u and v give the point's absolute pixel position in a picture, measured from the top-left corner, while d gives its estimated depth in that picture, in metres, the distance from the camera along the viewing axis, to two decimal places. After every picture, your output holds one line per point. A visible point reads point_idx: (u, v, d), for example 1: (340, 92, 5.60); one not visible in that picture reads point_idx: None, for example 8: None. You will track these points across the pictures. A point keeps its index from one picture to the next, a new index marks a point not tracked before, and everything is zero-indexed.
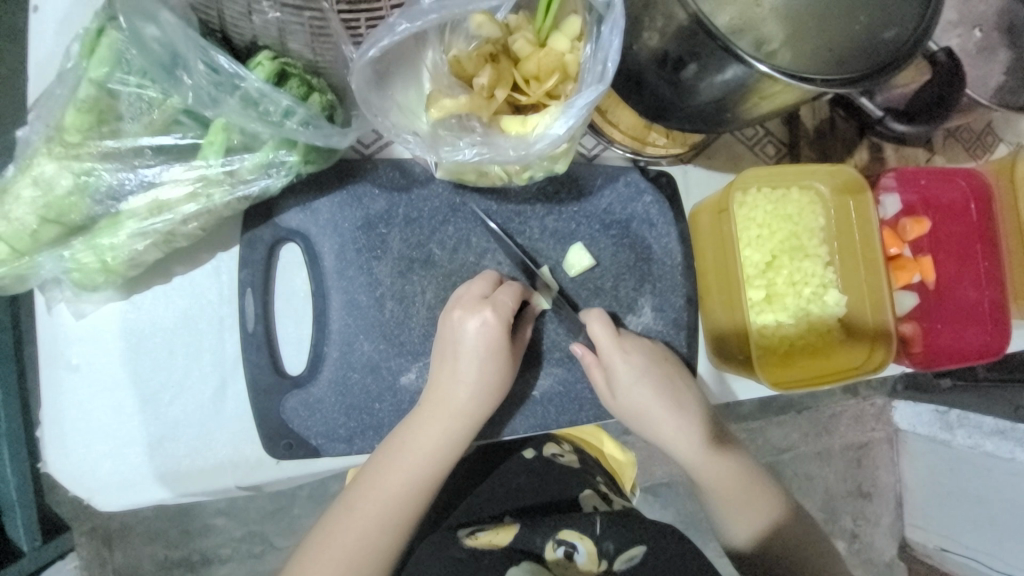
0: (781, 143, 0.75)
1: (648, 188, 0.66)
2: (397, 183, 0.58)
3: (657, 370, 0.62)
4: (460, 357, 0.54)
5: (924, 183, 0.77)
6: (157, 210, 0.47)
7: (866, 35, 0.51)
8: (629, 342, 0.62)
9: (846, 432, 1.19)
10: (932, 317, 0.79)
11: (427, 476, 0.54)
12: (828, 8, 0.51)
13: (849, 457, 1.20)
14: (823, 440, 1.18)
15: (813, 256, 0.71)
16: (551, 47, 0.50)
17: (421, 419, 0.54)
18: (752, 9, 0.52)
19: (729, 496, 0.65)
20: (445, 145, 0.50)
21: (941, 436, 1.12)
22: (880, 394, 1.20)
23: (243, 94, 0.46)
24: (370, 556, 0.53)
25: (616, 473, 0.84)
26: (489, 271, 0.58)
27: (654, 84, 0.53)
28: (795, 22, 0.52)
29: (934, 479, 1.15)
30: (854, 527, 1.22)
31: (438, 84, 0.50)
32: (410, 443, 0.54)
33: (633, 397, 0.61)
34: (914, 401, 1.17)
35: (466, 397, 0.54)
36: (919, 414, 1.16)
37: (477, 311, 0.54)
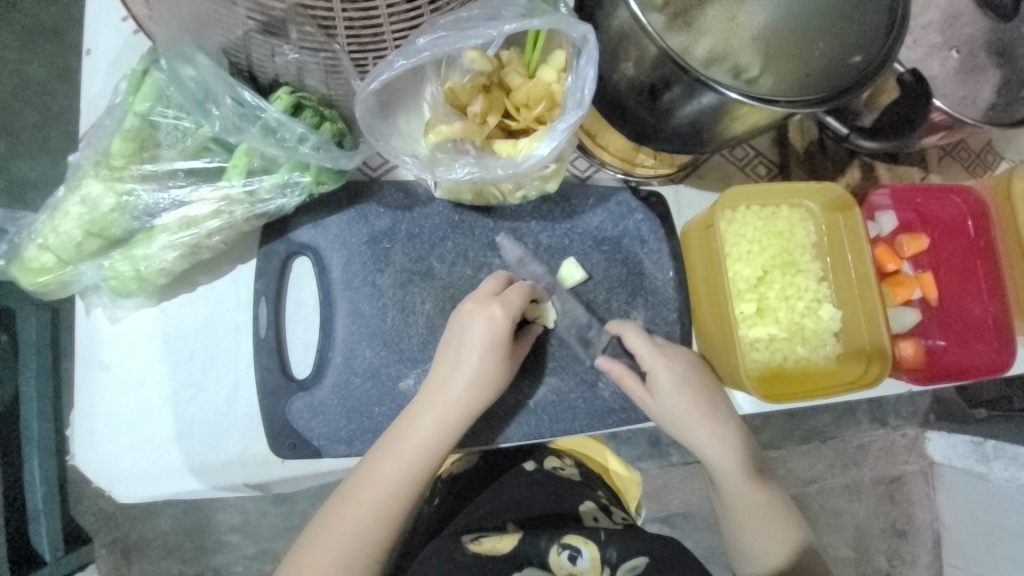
0: (772, 163, 0.78)
1: (638, 207, 0.70)
2: (401, 203, 0.63)
3: (695, 384, 0.64)
4: (464, 346, 0.58)
5: (919, 200, 0.78)
6: (186, 225, 0.53)
7: (834, 58, 0.54)
8: (670, 350, 0.64)
9: (876, 464, 1.16)
10: (936, 334, 0.78)
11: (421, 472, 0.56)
12: (797, 35, 0.55)
13: (880, 491, 1.16)
14: (851, 472, 1.15)
15: (805, 272, 0.73)
16: (539, 78, 0.55)
17: (421, 411, 0.56)
18: (728, 39, 0.56)
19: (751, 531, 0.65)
20: (441, 166, 0.55)
21: (977, 470, 1.09)
22: (911, 424, 1.17)
23: (263, 123, 0.52)
24: (364, 547, 0.54)
25: (621, 492, 0.85)
26: (500, 272, 0.62)
27: (634, 109, 0.57)
28: (769, 49, 0.56)
29: (972, 515, 1.11)
30: (890, 568, 1.17)
31: (436, 112, 0.56)
32: (409, 434, 0.56)
33: (673, 402, 0.63)
34: (949, 432, 1.13)
35: (463, 390, 0.57)
36: (954, 446, 1.12)
37: (487, 306, 0.58)
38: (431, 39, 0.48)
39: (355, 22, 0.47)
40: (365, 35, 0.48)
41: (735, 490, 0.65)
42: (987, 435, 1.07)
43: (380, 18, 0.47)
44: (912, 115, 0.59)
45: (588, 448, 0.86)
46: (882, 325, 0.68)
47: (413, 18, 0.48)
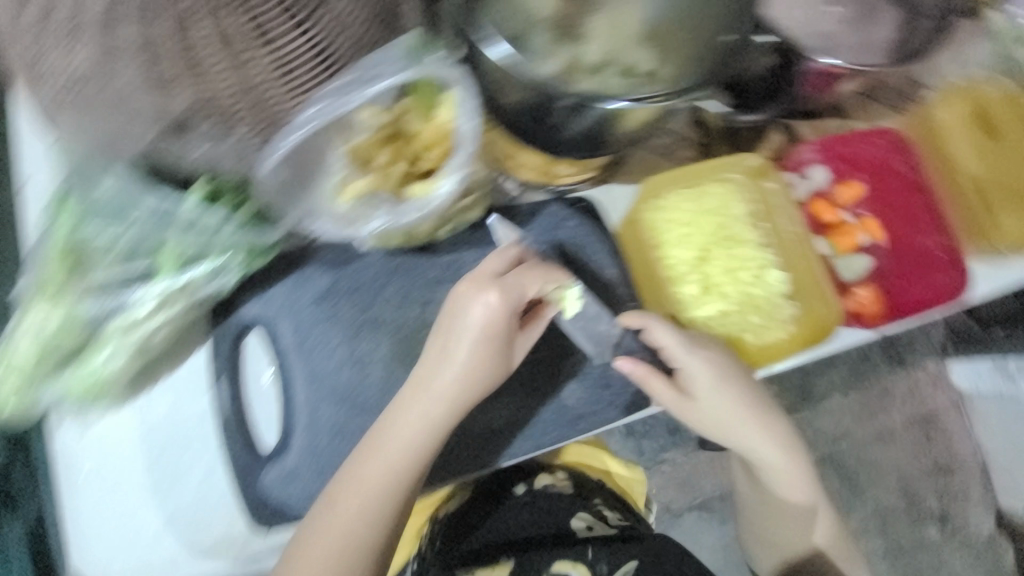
0: (694, 143, 0.80)
1: (570, 214, 0.72)
2: (337, 260, 0.65)
3: (782, 360, 0.72)
4: (456, 335, 0.59)
5: (841, 149, 0.80)
6: (129, 328, 0.56)
7: (705, 38, 0.57)
8: (799, 332, 0.68)
9: (903, 405, 1.21)
10: (892, 274, 0.77)
11: (403, 471, 0.58)
12: (666, 24, 0.58)
13: (914, 433, 1.20)
14: (877, 420, 1.20)
15: (744, 243, 0.74)
16: (435, 120, 0.58)
17: (404, 407, 0.58)
18: (605, 42, 0.59)
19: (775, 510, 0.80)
20: (363, 221, 0.58)
21: (1006, 389, 1.12)
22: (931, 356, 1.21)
23: (185, 216, 0.55)
24: (351, 545, 0.57)
25: (626, 492, 0.88)
26: (507, 248, 0.63)
27: (532, 128, 0.63)
28: (643, 43, 0.58)
29: (1010, 436, 1.15)
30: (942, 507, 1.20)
31: (345, 171, 0.58)
32: (394, 435, 0.58)
33: (725, 395, 0.69)
34: (969, 359, 1.18)
35: (453, 379, 0.59)
36: (977, 372, 1.17)
37: (482, 293, 0.59)
38: (319, 108, 0.51)
39: (252, 110, 0.52)
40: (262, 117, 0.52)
41: (773, 478, 0.77)
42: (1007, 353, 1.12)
43: (276, 98, 0.52)
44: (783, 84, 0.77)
45: (589, 456, 0.87)
46: (818, 272, 0.74)
47: (302, 92, 0.52)
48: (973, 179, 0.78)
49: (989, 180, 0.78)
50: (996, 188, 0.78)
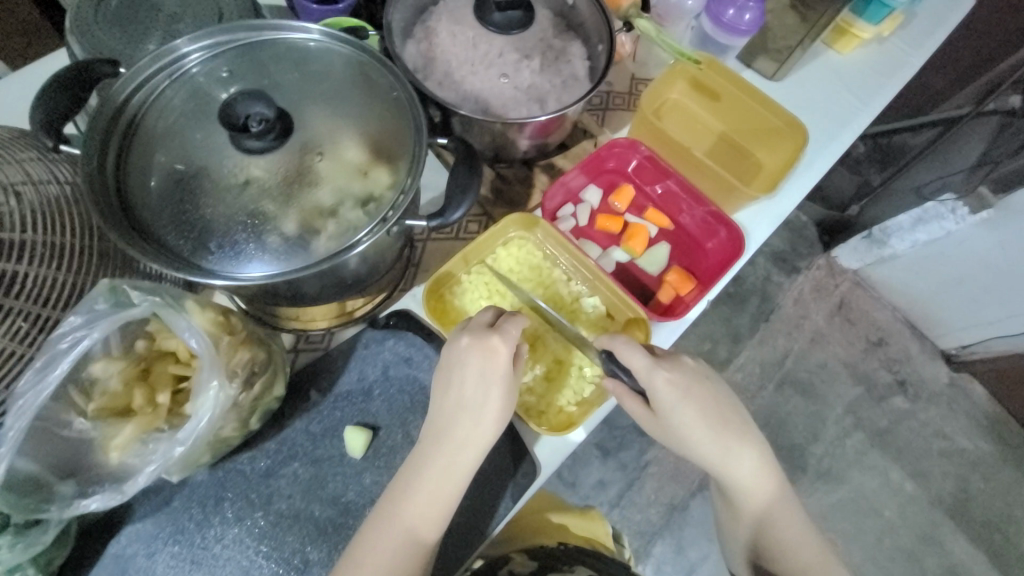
0: (476, 216, 0.85)
1: (385, 335, 0.73)
2: (155, 505, 0.62)
3: (700, 388, 0.69)
4: (465, 388, 0.62)
5: (602, 167, 0.89)
6: None
7: (371, 164, 0.64)
8: (672, 364, 0.68)
9: (818, 307, 1.58)
10: (686, 253, 0.86)
11: (388, 568, 0.59)
12: (327, 163, 0.63)
13: (837, 321, 1.58)
14: (803, 330, 1.56)
15: (551, 285, 0.79)
16: (173, 343, 0.56)
17: (410, 485, 0.61)
18: (289, 192, 0.61)
19: (753, 515, 0.75)
20: (130, 476, 0.54)
21: (885, 253, 1.45)
22: (784, 277, 1.59)
23: None
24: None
25: (587, 534, 0.99)
26: (491, 306, 0.68)
27: (282, 296, 0.64)
28: (321, 181, 0.62)
29: (932, 284, 1.42)
30: (895, 373, 1.55)
31: (99, 431, 0.54)
32: (376, 537, 0.60)
33: (677, 416, 0.69)
34: (844, 243, 1.55)
35: (477, 432, 0.62)
36: (856, 250, 1.53)
37: (486, 340, 0.63)
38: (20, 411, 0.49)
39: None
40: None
41: (744, 501, 0.74)
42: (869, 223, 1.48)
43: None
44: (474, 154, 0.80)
45: (545, 524, 0.99)
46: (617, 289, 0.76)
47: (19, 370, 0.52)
48: (722, 134, 0.95)
49: (734, 130, 0.95)
50: (743, 134, 0.94)
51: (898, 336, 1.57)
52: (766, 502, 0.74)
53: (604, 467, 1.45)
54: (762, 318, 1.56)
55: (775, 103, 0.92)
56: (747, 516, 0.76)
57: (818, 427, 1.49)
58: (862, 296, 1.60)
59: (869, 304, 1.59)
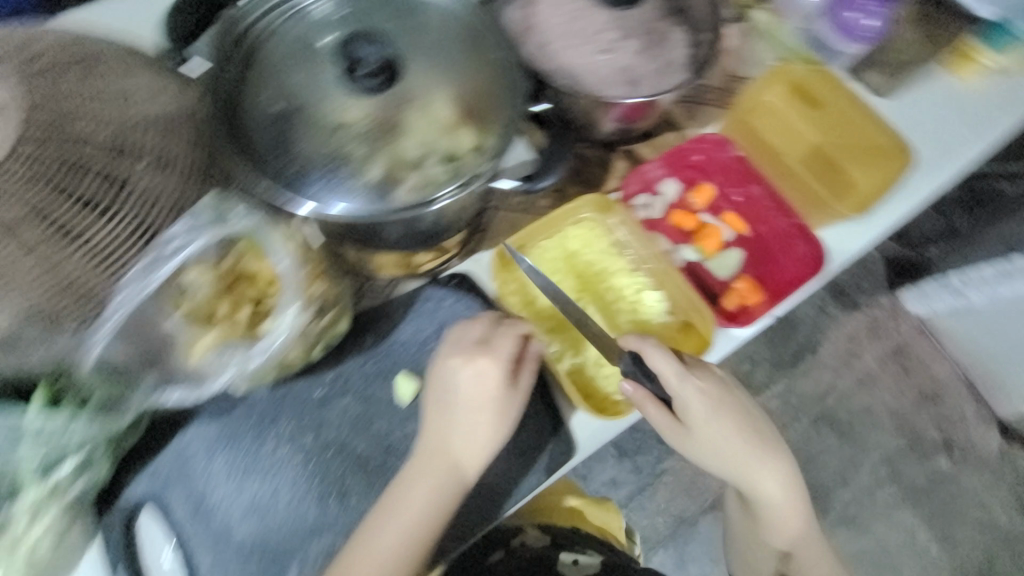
0: (549, 191, 0.84)
1: (444, 295, 0.74)
2: (222, 409, 0.66)
3: (729, 402, 0.72)
4: (453, 404, 0.64)
5: (686, 159, 0.86)
6: (10, 545, 0.55)
7: (462, 125, 0.65)
8: (700, 373, 0.70)
9: (873, 346, 1.49)
10: (760, 261, 0.82)
11: (405, 540, 0.61)
12: (419, 116, 0.64)
13: (891, 365, 1.48)
14: (857, 366, 1.48)
15: (616, 272, 0.77)
16: (261, 263, 0.60)
17: (421, 473, 0.62)
18: (382, 139, 0.63)
19: (780, 527, 0.81)
20: (209, 378, 0.58)
21: (957, 303, 1.31)
22: (846, 309, 1.51)
23: (27, 434, 0.53)
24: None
25: (599, 524, 0.98)
26: (483, 315, 0.67)
27: (361, 238, 0.67)
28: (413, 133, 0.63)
29: (1003, 342, 1.28)
30: (943, 433, 1.45)
31: (184, 333, 0.58)
32: (392, 509, 0.61)
33: (708, 430, 0.70)
34: (913, 286, 1.42)
35: (458, 445, 0.63)
36: (925, 295, 1.40)
37: (472, 360, 0.64)
38: (123, 301, 0.52)
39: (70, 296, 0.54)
40: (77, 296, 0.55)
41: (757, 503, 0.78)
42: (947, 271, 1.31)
43: (93, 283, 0.55)
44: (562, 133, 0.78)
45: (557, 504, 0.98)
46: (685, 284, 0.75)
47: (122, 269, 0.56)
48: (816, 145, 0.87)
49: (829, 144, 0.87)
50: (839, 148, 0.86)
51: (955, 394, 1.47)
52: (791, 514, 0.80)
53: (618, 466, 1.42)
54: (805, 349, 1.49)
55: (883, 122, 0.87)
56: (769, 524, 0.82)
57: (851, 472, 1.42)
58: (924, 345, 1.50)
59: (930, 355, 1.49)
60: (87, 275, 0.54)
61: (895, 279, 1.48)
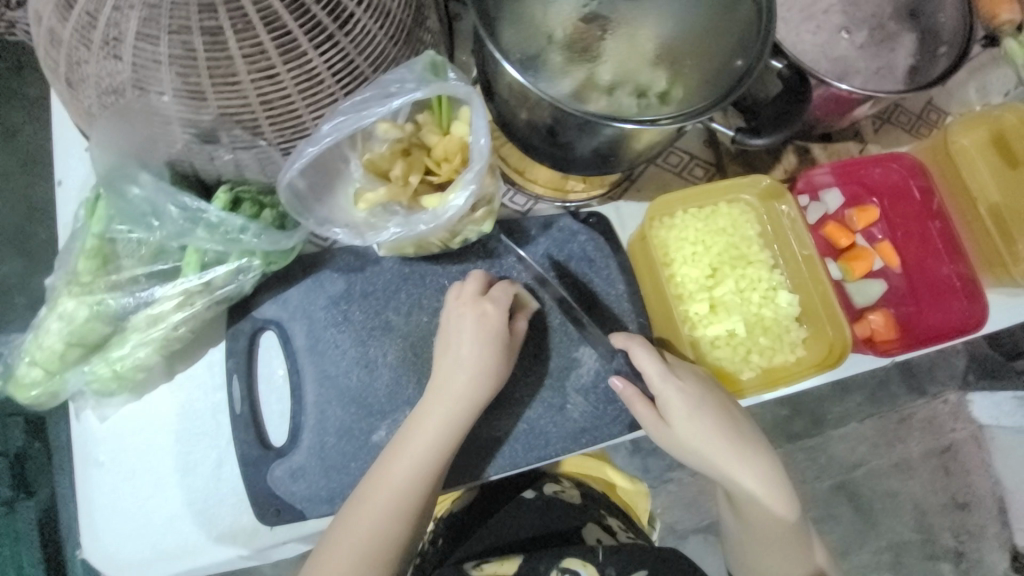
0: (707, 163, 0.81)
1: (580, 229, 0.73)
2: (353, 265, 0.68)
3: (711, 399, 0.64)
4: (461, 343, 0.62)
5: (860, 173, 0.79)
6: (153, 321, 0.58)
7: (710, 69, 0.59)
8: (680, 369, 0.65)
9: (921, 437, 1.20)
10: (903, 300, 0.78)
11: (427, 469, 0.59)
12: (674, 51, 0.60)
13: (932, 464, 1.20)
14: (896, 450, 1.20)
15: (756, 263, 0.73)
16: (452, 134, 0.59)
17: (434, 406, 0.60)
18: (626, 62, 0.60)
19: (773, 539, 0.67)
20: (371, 230, 0.59)
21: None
22: (952, 388, 1.21)
23: (206, 222, 0.57)
24: (384, 540, 0.57)
25: (629, 505, 0.88)
26: (477, 273, 0.65)
27: (540, 146, 0.60)
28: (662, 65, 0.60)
29: None
30: (958, 544, 1.21)
31: (362, 182, 0.60)
32: (411, 435, 0.59)
33: (689, 424, 0.63)
34: (989, 393, 1.20)
35: (465, 379, 0.60)
36: (999, 405, 1.20)
37: (477, 306, 0.62)
38: (333, 125, 0.53)
39: (276, 116, 0.54)
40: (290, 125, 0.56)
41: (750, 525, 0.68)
42: None
43: (299, 109, 0.54)
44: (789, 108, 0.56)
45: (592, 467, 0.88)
46: (835, 301, 0.69)
47: (326, 103, 0.55)
48: (989, 207, 0.76)
49: (1010, 208, 0.76)
50: (1015, 216, 0.75)
51: (983, 511, 1.21)
52: (781, 520, 0.66)
53: (626, 460, 1.15)
54: (858, 413, 1.19)
55: None
56: (760, 532, 0.67)
57: (853, 548, 1.18)
58: (973, 453, 1.22)
59: (976, 466, 1.22)
60: (297, 102, 0.53)
61: (971, 378, 1.21)
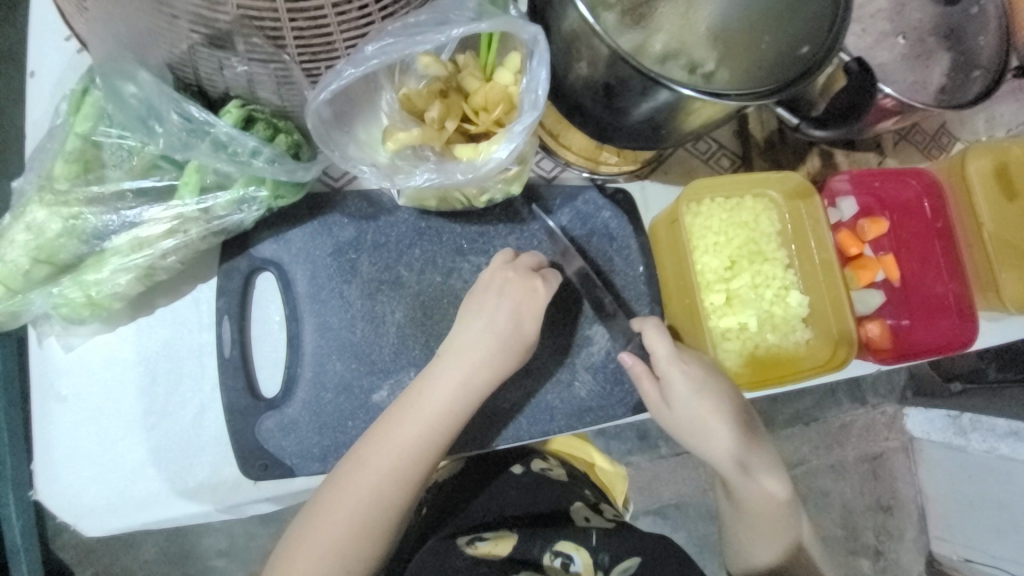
0: (734, 155, 0.79)
1: (606, 205, 0.70)
2: (365, 212, 0.62)
3: (719, 384, 0.64)
4: (494, 304, 0.59)
5: (877, 184, 0.80)
6: (139, 246, 0.52)
7: (779, 52, 0.55)
8: (689, 356, 0.63)
9: (859, 443, 1.22)
10: (900, 313, 0.80)
11: (441, 424, 0.56)
12: (740, 28, 0.56)
13: (863, 468, 1.23)
14: (835, 453, 1.21)
15: (772, 261, 0.73)
16: (496, 81, 0.54)
17: (461, 358, 0.57)
18: (681, 35, 0.58)
19: (764, 518, 0.67)
20: (399, 173, 0.54)
21: (956, 442, 1.16)
22: (891, 401, 1.24)
23: (213, 139, 0.51)
24: (384, 492, 0.54)
25: (608, 488, 0.86)
26: (506, 247, 0.63)
27: (591, 108, 0.56)
28: (723, 43, 0.57)
29: (953, 488, 1.19)
30: (878, 543, 1.25)
31: (393, 120, 0.55)
32: (434, 385, 0.57)
33: (690, 408, 0.63)
34: (927, 407, 1.21)
35: (498, 340, 0.58)
36: (931, 420, 1.20)
37: (511, 283, 0.59)
38: (379, 46, 0.47)
39: (304, 31, 0.46)
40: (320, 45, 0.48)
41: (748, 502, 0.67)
42: (965, 408, 1.14)
43: (330, 25, 0.46)
44: (857, 101, 0.58)
45: (574, 447, 0.86)
46: (847, 308, 0.69)
47: (363, 25, 0.48)
48: (988, 233, 0.78)
49: (1008, 236, 0.78)
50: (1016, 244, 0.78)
51: (904, 515, 1.26)
52: (770, 493, 0.66)
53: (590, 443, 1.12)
54: (806, 418, 1.19)
55: None
56: (751, 511, 0.67)
57: None
58: (901, 462, 1.25)
59: (901, 474, 1.25)
60: (330, 16, 0.45)
61: (907, 393, 1.24)
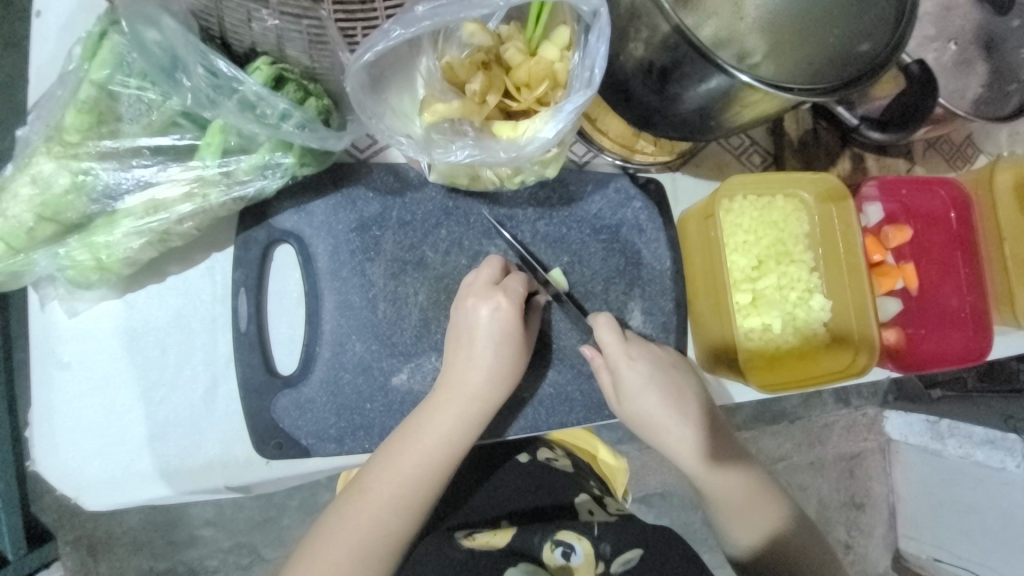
0: (766, 152, 0.77)
1: (637, 194, 0.67)
2: (391, 187, 0.59)
3: (664, 377, 0.63)
4: (477, 340, 0.56)
5: (905, 191, 0.79)
6: (154, 209, 0.48)
7: (841, 47, 0.52)
8: (636, 349, 0.63)
9: (839, 441, 1.25)
10: (915, 323, 0.81)
11: (428, 470, 0.55)
12: (806, 18, 0.52)
13: (842, 466, 1.26)
14: (816, 450, 1.24)
15: (798, 262, 0.72)
16: (542, 56, 0.51)
17: (441, 405, 0.55)
18: (734, 22, 0.53)
19: (730, 501, 0.66)
20: (437, 147, 0.51)
21: (932, 446, 1.18)
22: (872, 403, 1.26)
23: (240, 97, 0.47)
24: (378, 543, 0.53)
25: (609, 479, 0.85)
26: (495, 256, 0.59)
27: (639, 92, 0.54)
28: (776, 34, 0.53)
29: (927, 489, 1.21)
30: (849, 538, 1.28)
31: (432, 90, 0.52)
32: (414, 433, 0.55)
33: (638, 403, 0.63)
34: (905, 412, 1.23)
35: (481, 380, 0.56)
36: (910, 424, 1.21)
37: (490, 298, 0.56)
38: (431, 7, 0.44)
39: None
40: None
41: (720, 493, 0.66)
42: (942, 414, 1.16)
43: None
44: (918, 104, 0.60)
45: (577, 437, 0.86)
46: (870, 314, 0.69)
47: None
48: (1011, 247, 0.78)
49: None
50: None
51: (876, 513, 1.29)
52: (735, 483, 0.65)
53: None
54: (791, 415, 1.21)
55: None
56: (722, 501, 0.66)
57: None
58: (877, 463, 1.28)
59: (878, 473, 1.28)
60: None
61: (889, 397, 1.27)
